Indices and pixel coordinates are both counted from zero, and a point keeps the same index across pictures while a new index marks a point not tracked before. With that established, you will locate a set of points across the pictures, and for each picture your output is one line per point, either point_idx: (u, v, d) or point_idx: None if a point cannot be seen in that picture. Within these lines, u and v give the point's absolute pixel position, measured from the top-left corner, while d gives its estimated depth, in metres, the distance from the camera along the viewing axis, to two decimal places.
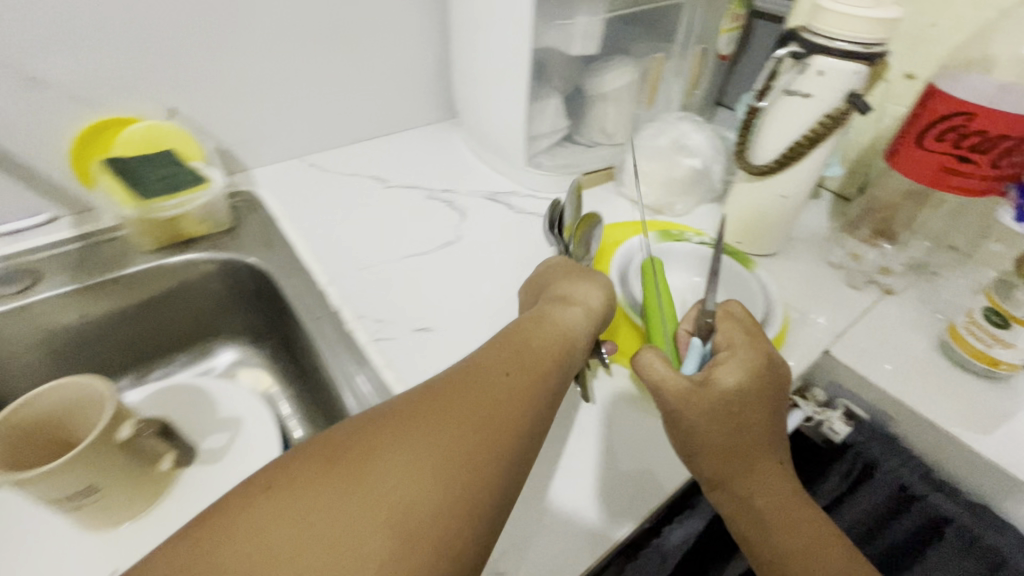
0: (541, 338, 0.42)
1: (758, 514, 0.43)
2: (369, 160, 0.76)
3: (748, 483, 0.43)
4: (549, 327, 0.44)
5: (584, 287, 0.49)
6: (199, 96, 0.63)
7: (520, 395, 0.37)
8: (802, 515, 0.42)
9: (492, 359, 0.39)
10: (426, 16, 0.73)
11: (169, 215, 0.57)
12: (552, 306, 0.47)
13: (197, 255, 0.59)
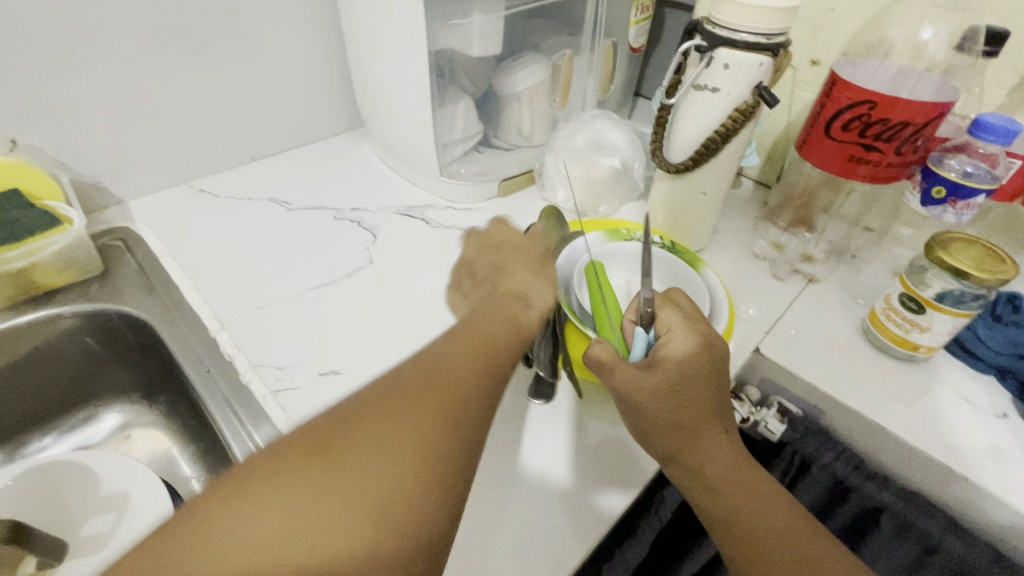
0: (504, 318, 0.38)
1: (711, 487, 0.39)
2: (268, 181, 0.69)
3: (704, 456, 0.39)
4: (505, 313, 0.38)
5: (534, 274, 0.44)
6: (47, 123, 0.54)
7: (500, 366, 0.34)
8: (757, 483, 0.39)
9: (470, 329, 0.36)
10: (317, 19, 0.67)
11: (16, 267, 0.48)
12: (511, 289, 0.42)
13: (58, 310, 0.51)
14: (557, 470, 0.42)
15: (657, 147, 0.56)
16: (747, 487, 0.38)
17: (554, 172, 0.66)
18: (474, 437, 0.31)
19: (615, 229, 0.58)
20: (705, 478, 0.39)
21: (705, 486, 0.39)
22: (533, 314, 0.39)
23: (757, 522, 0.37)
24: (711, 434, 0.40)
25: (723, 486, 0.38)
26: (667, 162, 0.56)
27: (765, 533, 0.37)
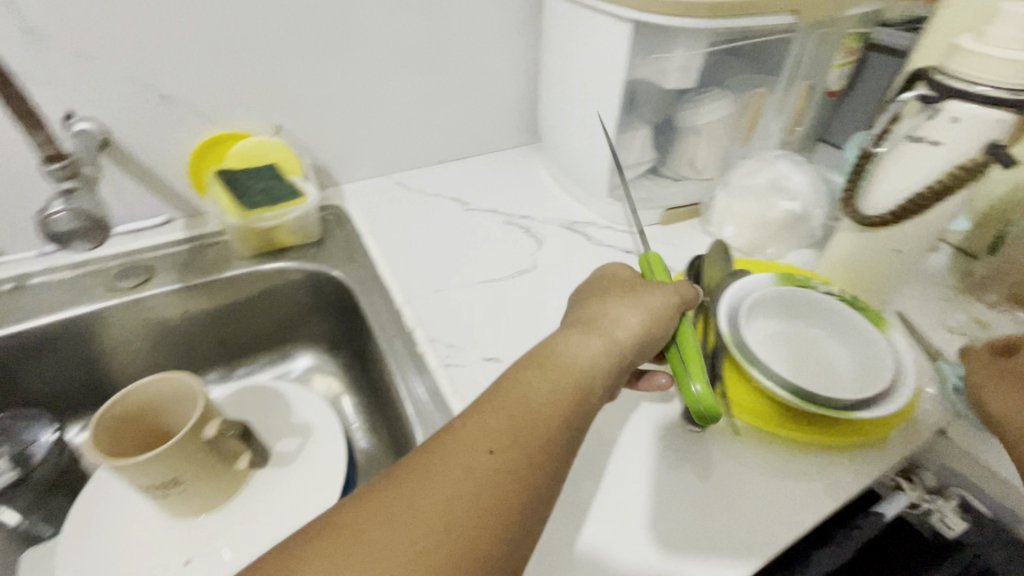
0: (570, 364, 0.37)
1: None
2: (452, 182, 0.77)
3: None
4: (575, 355, 0.38)
5: (625, 301, 0.44)
6: (303, 115, 0.66)
7: (515, 469, 0.31)
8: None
9: (486, 414, 0.33)
10: (520, 44, 0.74)
11: (267, 225, 0.61)
12: (590, 321, 0.42)
13: (288, 264, 0.63)
14: (683, 499, 0.43)
15: (850, 197, 0.53)
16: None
17: (724, 208, 0.65)
18: (475, 560, 0.28)
19: (788, 274, 0.55)
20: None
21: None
22: (603, 353, 0.39)
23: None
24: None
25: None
26: (859, 213, 0.53)
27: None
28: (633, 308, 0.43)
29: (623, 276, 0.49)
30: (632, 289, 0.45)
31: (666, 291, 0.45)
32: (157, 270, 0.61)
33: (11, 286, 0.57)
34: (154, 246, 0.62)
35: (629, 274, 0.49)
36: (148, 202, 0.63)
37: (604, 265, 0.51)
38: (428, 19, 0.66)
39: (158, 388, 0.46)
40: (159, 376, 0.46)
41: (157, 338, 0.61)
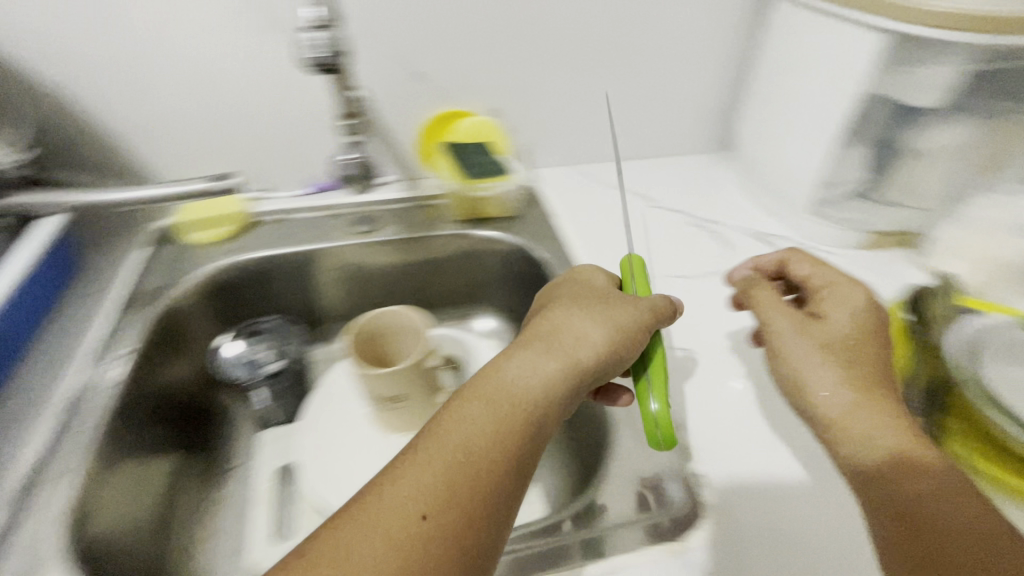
0: (512, 384, 0.39)
1: (869, 419, 0.39)
2: (638, 180, 0.79)
3: (857, 393, 0.41)
4: (517, 373, 0.40)
5: (562, 313, 0.45)
6: (520, 101, 0.73)
7: (461, 483, 0.34)
8: (909, 448, 0.37)
9: (427, 449, 0.35)
10: (734, 50, 0.74)
11: (477, 198, 0.68)
12: (534, 337, 0.43)
13: (495, 234, 0.68)
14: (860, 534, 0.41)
15: None
16: (919, 450, 0.37)
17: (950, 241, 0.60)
18: None
19: None
20: (852, 405, 0.40)
21: (840, 428, 0.40)
22: (560, 373, 0.40)
23: (893, 484, 0.36)
24: (896, 400, 0.41)
25: (871, 430, 0.39)
26: None
27: (854, 477, 0.38)
28: (566, 324, 0.44)
29: (587, 280, 0.50)
30: (592, 302, 0.46)
31: (640, 307, 0.45)
32: (383, 221, 0.69)
33: (272, 220, 0.68)
34: (382, 200, 0.71)
35: (572, 279, 0.50)
36: (382, 163, 0.74)
37: (574, 266, 0.53)
38: (651, 21, 0.69)
39: (397, 319, 0.53)
40: (397, 309, 0.53)
41: (372, 281, 0.70)
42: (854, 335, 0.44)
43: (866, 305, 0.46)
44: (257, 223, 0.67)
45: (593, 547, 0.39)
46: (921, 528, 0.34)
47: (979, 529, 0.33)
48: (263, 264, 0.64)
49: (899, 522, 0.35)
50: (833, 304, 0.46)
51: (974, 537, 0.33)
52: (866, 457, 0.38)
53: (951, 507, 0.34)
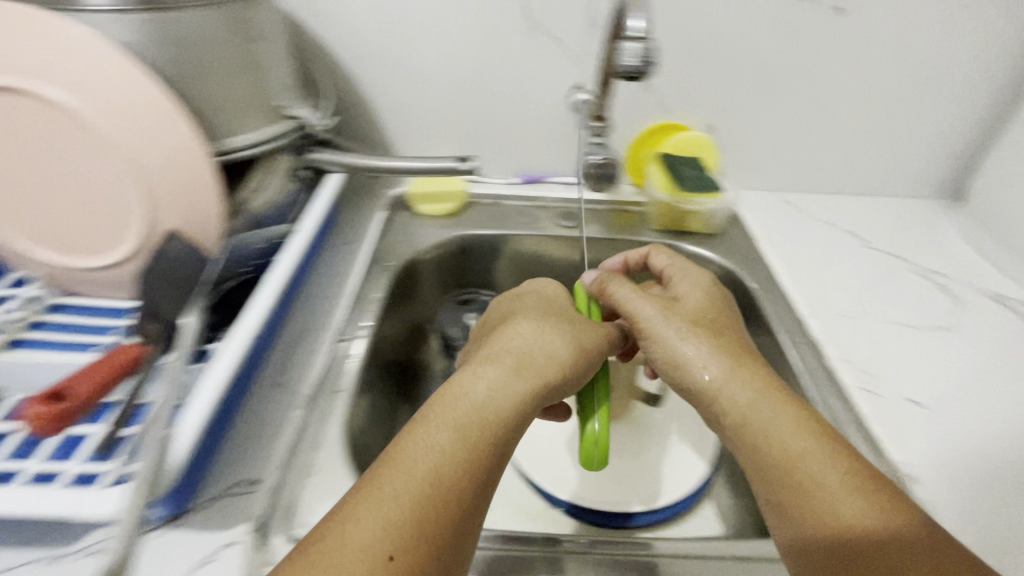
0: (476, 401, 0.38)
1: (769, 405, 0.40)
2: (844, 217, 0.75)
3: (751, 382, 0.42)
4: (480, 390, 0.39)
5: (526, 329, 0.44)
6: (739, 121, 0.73)
7: (429, 502, 0.32)
8: (810, 450, 0.38)
9: (385, 475, 0.33)
10: (986, 97, 0.69)
11: (687, 210, 0.69)
12: (493, 354, 0.42)
13: (708, 255, 0.68)
14: None
15: None
16: (838, 459, 0.37)
17: None
18: None
19: None
20: (754, 396, 0.41)
21: (749, 430, 0.40)
22: (527, 394, 0.40)
23: (802, 491, 0.37)
24: (742, 361, 0.43)
25: (777, 427, 0.39)
26: None
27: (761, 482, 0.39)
28: (529, 343, 0.43)
29: (551, 298, 0.50)
30: (546, 321, 0.45)
31: (597, 333, 0.47)
32: (587, 219, 0.73)
33: (488, 202, 0.75)
34: (584, 200, 0.76)
35: (530, 295, 0.51)
36: None
37: (535, 278, 0.54)
38: (900, 55, 0.67)
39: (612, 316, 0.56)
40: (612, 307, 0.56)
41: (563, 272, 0.74)
42: (711, 317, 0.47)
43: (710, 285, 0.51)
44: (474, 203, 0.75)
45: (553, 567, 0.39)
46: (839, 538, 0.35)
47: (890, 535, 0.34)
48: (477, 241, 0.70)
49: (813, 527, 0.35)
50: (686, 282, 0.51)
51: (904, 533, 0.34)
52: (821, 486, 0.36)
53: (877, 522, 0.34)
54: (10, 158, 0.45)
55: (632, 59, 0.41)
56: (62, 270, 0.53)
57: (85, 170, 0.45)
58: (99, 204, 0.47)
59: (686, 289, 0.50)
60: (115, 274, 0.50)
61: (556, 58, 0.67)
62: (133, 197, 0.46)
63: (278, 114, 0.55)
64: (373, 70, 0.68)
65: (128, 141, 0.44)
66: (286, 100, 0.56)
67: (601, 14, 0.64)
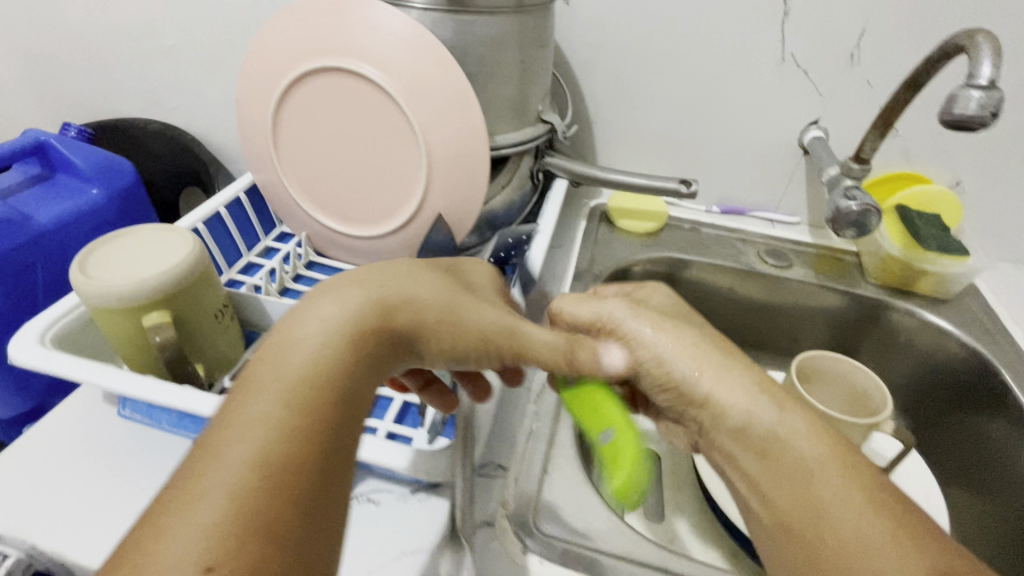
0: (303, 352, 0.27)
1: (777, 411, 0.36)
2: None
3: (751, 380, 0.38)
4: (301, 341, 0.28)
5: (378, 276, 0.33)
6: (994, 182, 0.65)
7: (260, 486, 0.22)
8: (825, 466, 0.33)
9: (191, 473, 0.23)
10: None
11: (920, 269, 0.63)
12: (328, 299, 0.30)
13: (943, 324, 0.61)
14: None
15: None
16: (857, 480, 0.32)
17: None
18: None
19: None
20: (756, 394, 0.38)
21: (755, 443, 0.36)
22: (372, 333, 0.30)
23: (810, 515, 0.32)
24: (737, 356, 0.40)
25: (790, 439, 0.35)
26: None
27: (769, 518, 0.34)
28: (383, 289, 0.32)
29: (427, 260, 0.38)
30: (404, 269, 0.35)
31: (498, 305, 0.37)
32: (793, 260, 0.70)
33: (688, 226, 0.74)
34: (790, 240, 0.72)
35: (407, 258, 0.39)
36: (796, 203, 0.73)
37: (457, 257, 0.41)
38: None
39: (861, 377, 0.52)
40: (864, 368, 0.52)
41: (753, 308, 0.71)
42: (669, 312, 0.46)
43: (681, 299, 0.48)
44: (673, 225, 0.74)
45: (573, 560, 0.37)
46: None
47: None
48: (677, 264, 0.69)
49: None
50: (647, 290, 0.48)
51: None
52: (833, 512, 0.31)
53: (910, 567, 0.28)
54: (322, 134, 0.51)
55: (976, 107, 0.38)
56: (320, 236, 0.58)
57: (383, 150, 0.50)
58: (387, 181, 0.52)
59: (651, 296, 0.48)
60: (381, 245, 0.55)
61: (799, 93, 0.64)
62: (420, 179, 0.50)
63: (534, 118, 0.57)
64: (603, 83, 0.70)
65: (431, 130, 0.47)
66: (542, 105, 0.58)
67: (865, 52, 0.60)
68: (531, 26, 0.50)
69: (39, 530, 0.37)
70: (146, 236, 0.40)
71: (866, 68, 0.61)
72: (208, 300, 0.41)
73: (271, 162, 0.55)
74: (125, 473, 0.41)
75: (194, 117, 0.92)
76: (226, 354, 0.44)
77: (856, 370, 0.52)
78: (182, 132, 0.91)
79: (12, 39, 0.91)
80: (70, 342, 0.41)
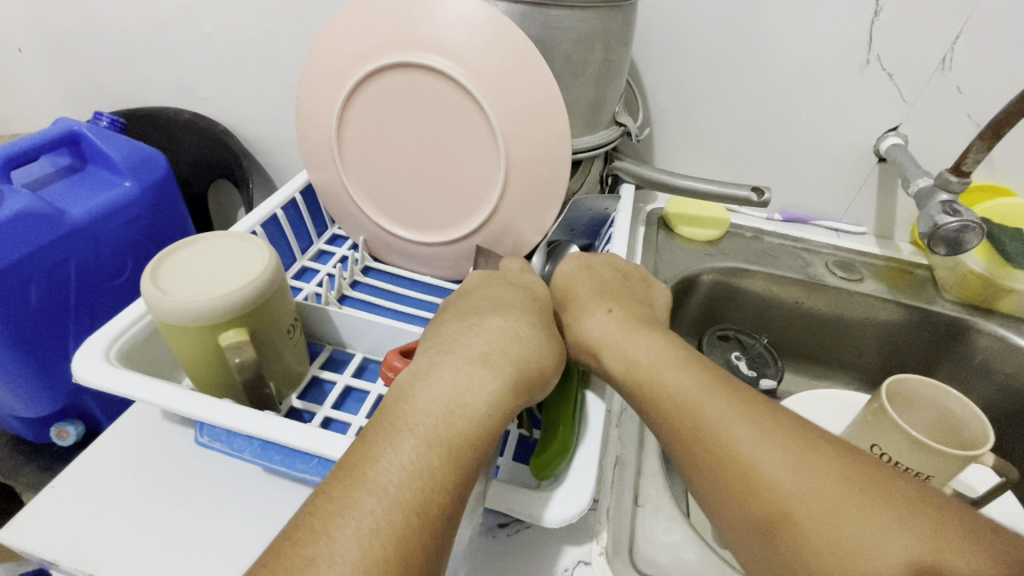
0: (443, 395, 0.32)
1: (606, 355, 0.40)
2: None
3: (586, 327, 0.42)
4: (433, 387, 0.32)
5: (486, 325, 0.37)
6: None
7: (411, 509, 0.27)
8: (660, 373, 0.37)
9: (339, 493, 0.28)
10: None
11: (1003, 287, 0.60)
12: (454, 348, 0.35)
13: None
14: None
15: None
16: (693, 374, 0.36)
17: None
18: None
19: None
20: (613, 331, 0.41)
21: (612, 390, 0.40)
22: (496, 392, 0.33)
23: (662, 433, 0.35)
24: (579, 311, 0.43)
25: (637, 361, 0.38)
26: None
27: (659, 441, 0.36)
28: (499, 338, 0.36)
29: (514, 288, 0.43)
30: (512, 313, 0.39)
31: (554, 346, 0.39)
32: (863, 272, 0.66)
33: (751, 234, 0.71)
34: (858, 251, 0.69)
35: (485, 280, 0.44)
36: (866, 213, 0.70)
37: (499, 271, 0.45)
38: None
39: (954, 402, 0.49)
40: (960, 395, 0.49)
41: (817, 321, 0.68)
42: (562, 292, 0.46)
43: (577, 266, 0.47)
44: (734, 232, 0.71)
45: None
46: (730, 477, 0.31)
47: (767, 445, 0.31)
48: (741, 275, 0.67)
49: (713, 481, 0.32)
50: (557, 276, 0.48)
51: (785, 444, 0.31)
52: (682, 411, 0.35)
53: (753, 436, 0.32)
54: (392, 134, 0.48)
55: None
56: (378, 241, 0.55)
57: (457, 153, 0.47)
58: (457, 183, 0.49)
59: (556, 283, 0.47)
60: (448, 250, 0.52)
61: (885, 98, 0.60)
62: (495, 183, 0.47)
63: (608, 121, 0.54)
64: (669, 83, 0.66)
65: (511, 134, 0.44)
66: (617, 107, 0.55)
67: (961, 56, 0.56)
68: (617, 24, 0.47)
69: (105, 560, 0.35)
70: (215, 244, 0.38)
71: (958, 74, 0.57)
72: (282, 314, 0.38)
73: (331, 160, 0.52)
74: (190, 498, 0.39)
75: (228, 108, 0.88)
76: (294, 369, 0.41)
77: (944, 395, 0.49)
78: (214, 124, 0.88)
79: (38, 21, 0.87)
80: (133, 358, 0.38)
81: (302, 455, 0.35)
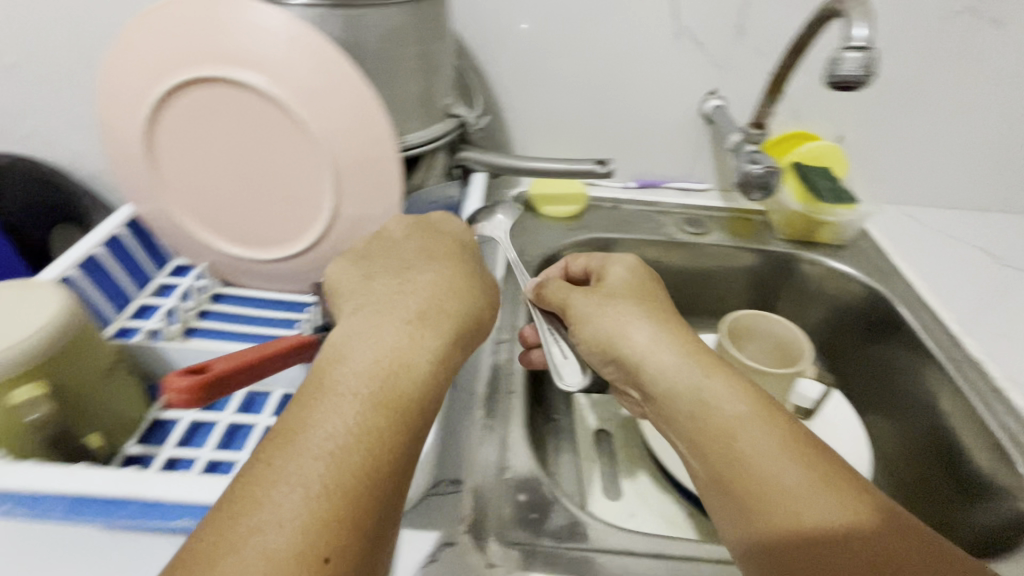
0: (382, 353, 0.34)
1: (702, 375, 0.38)
2: (981, 234, 0.73)
3: (677, 349, 0.40)
4: (374, 348, 0.34)
5: (422, 279, 0.40)
6: (870, 134, 0.71)
7: (352, 461, 0.29)
8: (752, 423, 0.36)
9: (284, 447, 0.29)
10: None
11: (820, 221, 0.68)
12: (389, 306, 0.37)
13: (849, 270, 0.66)
14: None
15: None
16: (778, 431, 0.35)
17: None
18: None
19: None
20: (684, 366, 0.39)
21: (687, 414, 0.38)
22: (434, 350, 0.35)
23: (742, 464, 0.34)
24: (654, 322, 0.42)
25: (715, 400, 0.37)
26: None
27: (712, 479, 0.36)
28: (436, 293, 0.39)
29: (443, 240, 0.45)
30: (439, 265, 0.42)
31: (487, 293, 0.42)
32: (708, 226, 0.73)
33: (609, 205, 0.75)
34: (704, 207, 0.75)
35: (414, 232, 0.44)
36: (706, 171, 0.76)
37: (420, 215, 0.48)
38: None
39: (776, 327, 0.56)
40: (778, 318, 0.56)
41: (677, 276, 0.74)
42: (623, 285, 0.47)
43: (638, 268, 0.49)
44: (594, 205, 0.75)
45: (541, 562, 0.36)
46: (800, 535, 0.31)
47: (830, 514, 0.31)
48: (603, 243, 0.70)
49: (786, 529, 0.31)
50: (614, 267, 0.49)
51: (854, 501, 0.32)
52: (763, 467, 0.34)
53: (819, 485, 0.32)
54: (213, 149, 0.46)
55: (854, 69, 0.41)
56: (226, 264, 0.53)
57: (281, 161, 0.46)
58: (292, 192, 0.47)
59: (615, 271, 0.49)
60: (298, 264, 0.51)
61: (698, 64, 0.66)
62: (327, 189, 0.46)
63: (442, 114, 0.55)
64: (509, 70, 0.68)
65: (328, 137, 0.43)
66: (449, 99, 0.56)
67: (752, 21, 0.63)
68: (426, 18, 0.48)
69: None
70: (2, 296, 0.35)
71: (753, 36, 0.64)
72: (96, 357, 0.36)
73: (152, 184, 0.48)
74: None
75: (52, 144, 0.80)
76: (124, 414, 0.38)
77: (770, 322, 0.56)
78: (36, 163, 0.79)
79: None
80: None
81: (122, 501, 0.33)
